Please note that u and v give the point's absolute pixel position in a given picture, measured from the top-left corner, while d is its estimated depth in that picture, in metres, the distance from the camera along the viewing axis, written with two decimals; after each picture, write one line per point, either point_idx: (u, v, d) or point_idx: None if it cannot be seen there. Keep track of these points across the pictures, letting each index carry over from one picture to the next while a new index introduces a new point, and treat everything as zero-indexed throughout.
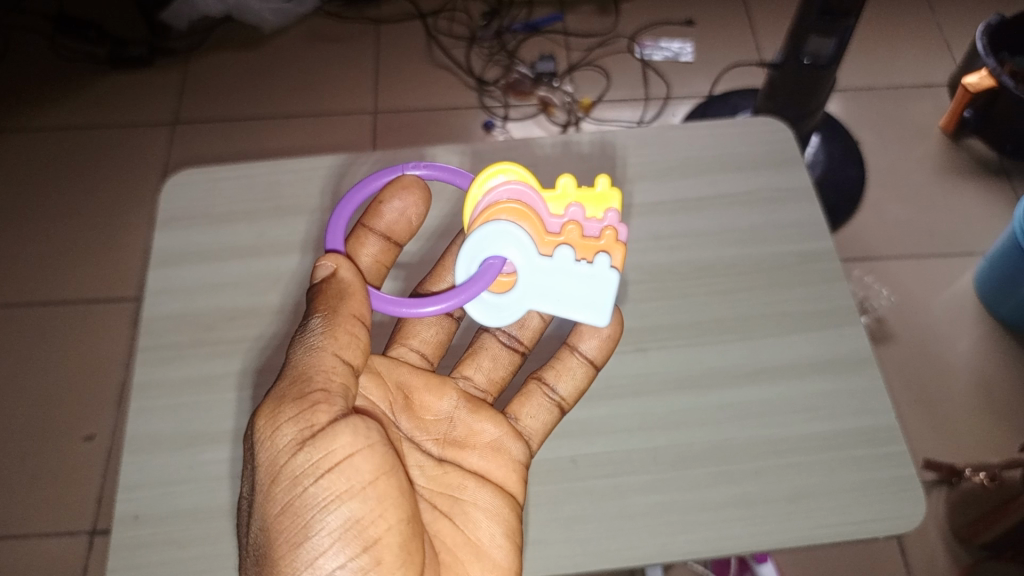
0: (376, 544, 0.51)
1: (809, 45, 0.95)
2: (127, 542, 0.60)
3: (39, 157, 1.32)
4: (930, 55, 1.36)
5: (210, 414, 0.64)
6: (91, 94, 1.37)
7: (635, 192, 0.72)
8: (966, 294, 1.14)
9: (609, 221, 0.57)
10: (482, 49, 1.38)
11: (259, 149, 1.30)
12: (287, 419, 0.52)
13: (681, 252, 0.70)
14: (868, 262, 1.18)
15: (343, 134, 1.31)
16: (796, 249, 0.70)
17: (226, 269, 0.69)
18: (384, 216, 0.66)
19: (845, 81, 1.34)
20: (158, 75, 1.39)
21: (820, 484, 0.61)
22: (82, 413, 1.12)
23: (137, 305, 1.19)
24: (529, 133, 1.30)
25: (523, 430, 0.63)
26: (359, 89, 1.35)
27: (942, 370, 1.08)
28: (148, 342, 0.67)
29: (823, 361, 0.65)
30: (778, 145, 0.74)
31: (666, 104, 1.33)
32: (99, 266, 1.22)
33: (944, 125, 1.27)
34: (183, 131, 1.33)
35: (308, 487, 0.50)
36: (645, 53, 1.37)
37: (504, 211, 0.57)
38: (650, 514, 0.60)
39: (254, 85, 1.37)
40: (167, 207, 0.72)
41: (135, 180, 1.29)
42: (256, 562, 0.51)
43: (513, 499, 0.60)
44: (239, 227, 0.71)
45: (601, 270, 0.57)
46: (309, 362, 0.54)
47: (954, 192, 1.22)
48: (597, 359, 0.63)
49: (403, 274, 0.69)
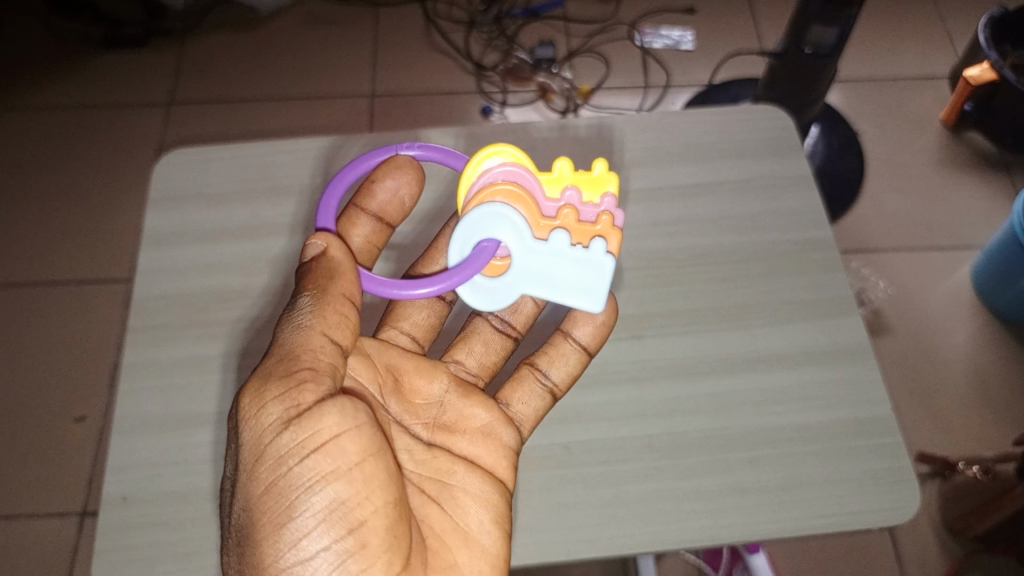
0: (361, 527, 0.50)
1: (809, 35, 0.94)
2: (115, 523, 0.59)
3: (33, 136, 1.30)
4: (932, 47, 1.35)
5: (199, 395, 0.63)
6: (85, 73, 1.35)
7: (632, 178, 0.71)
8: (963, 288, 1.13)
9: (606, 207, 0.56)
10: (481, 34, 1.36)
11: (256, 131, 1.29)
12: (272, 397, 0.51)
13: (679, 238, 0.69)
14: (866, 254, 1.17)
15: (340, 117, 1.30)
16: (795, 237, 0.69)
17: (219, 249, 0.68)
18: (377, 196, 0.64)
19: (846, 72, 1.33)
20: (154, 55, 1.37)
21: (816, 473, 0.60)
22: (73, 394, 1.11)
23: (129, 287, 1.18)
24: (527, 118, 1.29)
25: (513, 416, 0.62)
26: (356, 73, 1.34)
27: (938, 363, 1.08)
28: (140, 322, 0.66)
29: (821, 351, 0.65)
30: (778, 133, 0.73)
31: (665, 93, 1.31)
32: (92, 247, 1.21)
33: (945, 117, 1.26)
34: (179, 111, 1.31)
35: (293, 467, 0.50)
36: (645, 40, 1.36)
37: (499, 193, 0.56)
38: (644, 501, 0.59)
39: (251, 67, 1.35)
40: (159, 186, 0.71)
41: (130, 160, 1.28)
42: (238, 543, 0.50)
43: (502, 485, 0.59)
44: (232, 207, 0.70)
45: (596, 255, 0.55)
46: (297, 341, 0.53)
47: (953, 184, 1.22)
48: (590, 345, 0.63)
49: (395, 255, 0.68)
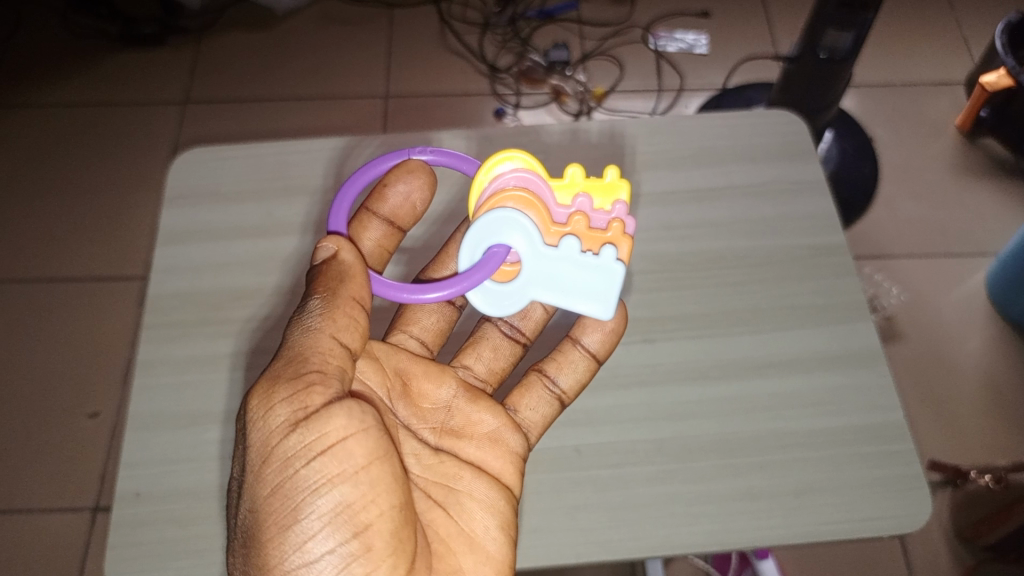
0: (367, 530, 0.51)
1: (825, 39, 0.93)
2: (128, 519, 0.59)
3: (51, 134, 1.32)
4: (949, 53, 1.34)
5: (212, 392, 0.63)
6: (102, 72, 1.37)
7: (643, 181, 0.71)
8: (977, 295, 1.12)
9: (617, 214, 0.57)
10: (495, 36, 1.37)
11: (271, 130, 1.30)
12: (280, 399, 0.51)
13: (692, 242, 0.69)
14: (879, 260, 1.16)
15: (355, 117, 1.30)
16: (809, 242, 0.69)
17: (233, 248, 0.69)
18: (388, 200, 0.65)
19: (862, 76, 1.32)
20: (170, 54, 1.38)
21: (826, 480, 0.60)
22: (87, 390, 1.12)
23: (143, 284, 1.19)
24: (540, 121, 1.30)
25: (522, 422, 0.63)
26: (370, 74, 1.34)
27: (952, 371, 1.07)
28: (154, 319, 0.66)
29: (833, 357, 0.64)
30: (792, 138, 0.73)
31: (678, 96, 1.31)
32: (105, 245, 1.22)
33: (960, 124, 1.25)
34: (194, 110, 1.32)
35: (299, 469, 0.50)
36: (659, 44, 1.35)
37: (511, 199, 0.56)
38: (654, 505, 0.59)
39: (266, 68, 1.36)
40: (175, 185, 0.72)
41: (145, 158, 1.29)
42: (244, 544, 0.51)
43: (509, 491, 0.59)
44: (246, 206, 0.71)
45: (607, 262, 0.56)
46: (307, 343, 0.54)
47: (970, 190, 1.21)
48: (599, 352, 0.63)
49: (405, 259, 0.69)
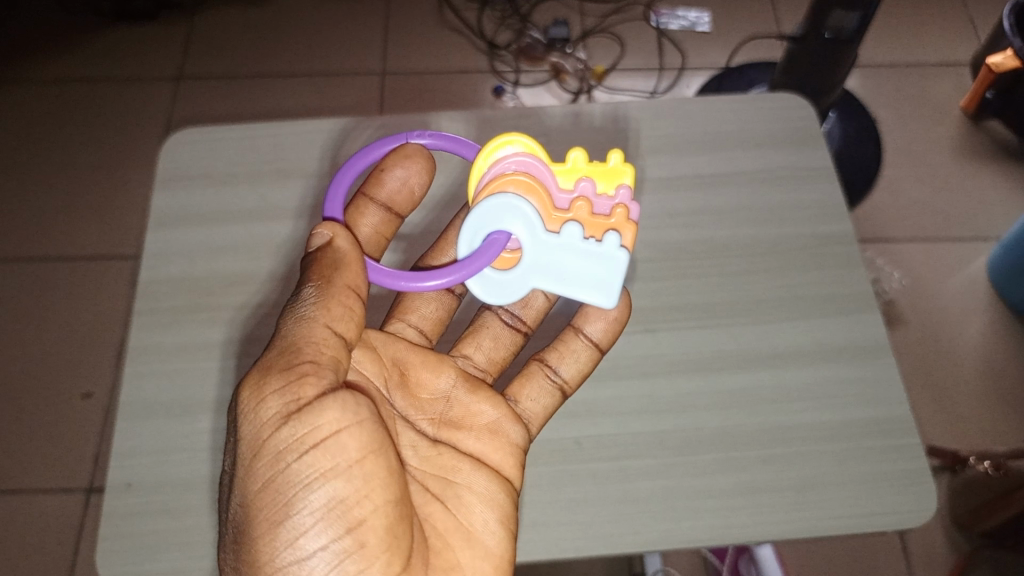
0: (361, 525, 0.50)
1: (830, 18, 0.91)
2: (120, 509, 0.58)
3: (41, 110, 1.29)
4: (955, 33, 1.31)
5: (206, 381, 0.62)
6: (93, 47, 1.33)
7: (647, 167, 0.70)
8: (979, 282, 1.11)
9: (621, 199, 0.55)
10: (494, 12, 1.33)
11: (265, 107, 1.27)
12: (272, 391, 0.50)
13: (696, 230, 0.68)
14: (882, 245, 1.15)
15: (350, 94, 1.28)
16: (814, 231, 0.68)
17: (227, 233, 0.67)
18: (386, 185, 0.63)
19: (867, 57, 1.30)
20: (161, 28, 1.35)
21: (829, 474, 0.59)
22: (78, 370, 1.11)
23: (137, 264, 1.17)
24: (540, 100, 1.27)
25: (522, 413, 0.62)
26: (366, 50, 1.31)
27: (953, 358, 1.07)
28: (147, 306, 0.65)
29: (838, 348, 0.64)
30: (799, 123, 0.72)
31: (679, 76, 1.29)
32: (97, 224, 1.20)
33: (965, 106, 1.23)
34: (187, 86, 1.30)
35: (290, 463, 0.49)
36: (661, 21, 1.32)
37: (511, 183, 0.55)
38: (654, 498, 0.59)
39: (259, 43, 1.33)
40: (167, 167, 0.70)
41: (136, 135, 1.27)
42: (235, 539, 0.50)
43: (508, 484, 0.58)
44: (240, 189, 0.69)
45: (610, 250, 0.54)
46: (300, 333, 0.52)
47: (974, 176, 1.19)
48: (602, 342, 0.62)
49: (403, 245, 0.67)
